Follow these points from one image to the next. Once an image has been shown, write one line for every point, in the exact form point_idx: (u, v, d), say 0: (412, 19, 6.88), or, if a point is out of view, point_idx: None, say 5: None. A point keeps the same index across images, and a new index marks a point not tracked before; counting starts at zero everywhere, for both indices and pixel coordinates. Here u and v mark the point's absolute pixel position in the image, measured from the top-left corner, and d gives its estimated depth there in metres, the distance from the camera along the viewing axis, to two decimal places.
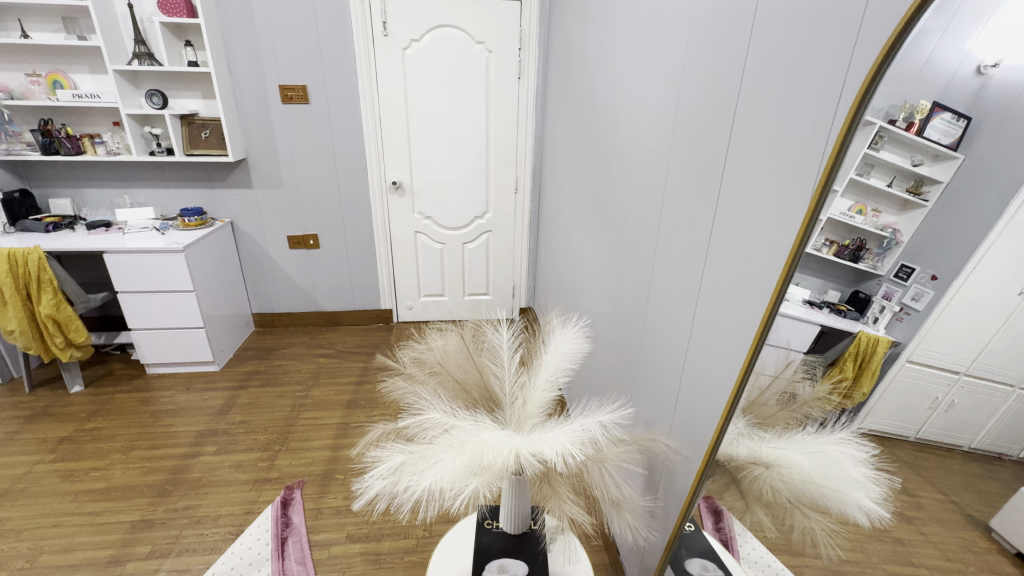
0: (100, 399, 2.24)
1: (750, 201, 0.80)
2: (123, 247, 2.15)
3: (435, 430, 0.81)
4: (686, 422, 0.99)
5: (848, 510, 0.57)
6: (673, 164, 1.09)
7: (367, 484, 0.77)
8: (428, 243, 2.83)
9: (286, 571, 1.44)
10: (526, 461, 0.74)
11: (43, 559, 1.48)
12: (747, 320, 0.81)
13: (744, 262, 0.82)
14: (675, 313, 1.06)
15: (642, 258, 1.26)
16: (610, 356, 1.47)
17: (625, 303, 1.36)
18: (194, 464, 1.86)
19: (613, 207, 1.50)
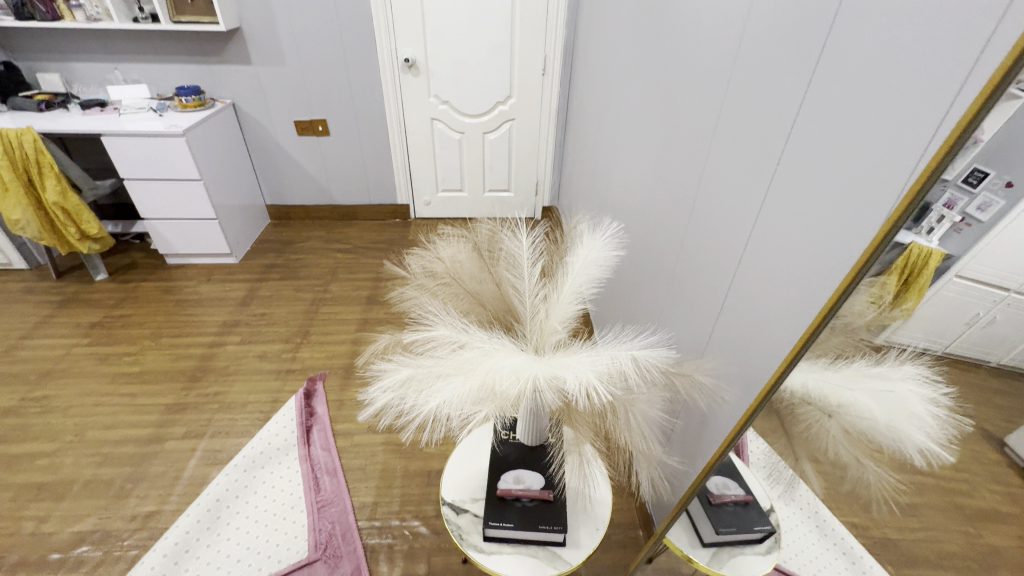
0: (126, 287, 2.27)
1: (879, 60, 0.56)
2: (121, 130, 2.01)
3: (444, 347, 0.73)
4: (733, 353, 0.87)
5: (902, 449, 0.52)
6: (753, 26, 0.83)
7: (371, 397, 0.71)
8: (445, 131, 2.59)
9: (312, 456, 1.52)
10: (546, 389, 0.67)
11: (90, 434, 1.58)
12: (846, 232, 0.61)
13: (841, 164, 0.62)
14: (740, 223, 0.86)
15: (698, 153, 1.04)
16: (647, 270, 1.31)
17: (672, 210, 1.16)
18: (221, 353, 1.91)
19: (662, 88, 1.26)
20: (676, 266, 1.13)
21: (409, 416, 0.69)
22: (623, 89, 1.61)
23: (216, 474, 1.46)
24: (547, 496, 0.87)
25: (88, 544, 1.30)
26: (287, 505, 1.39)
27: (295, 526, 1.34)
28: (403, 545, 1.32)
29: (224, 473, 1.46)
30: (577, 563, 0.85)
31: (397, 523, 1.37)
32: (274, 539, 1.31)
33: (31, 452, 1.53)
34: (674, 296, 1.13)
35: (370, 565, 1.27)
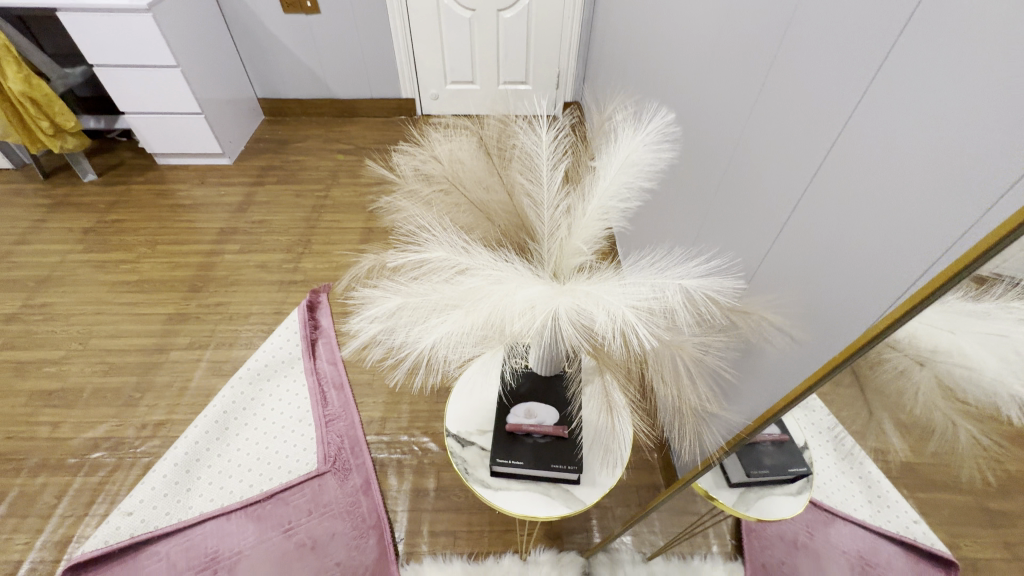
0: (117, 190, 2.13)
1: None
2: (77, 3, 1.73)
3: (441, 271, 0.59)
4: (802, 288, 0.69)
5: (1003, 406, 0.42)
6: None
7: (356, 329, 0.59)
8: (453, 7, 2.22)
9: (318, 370, 1.47)
10: (568, 324, 0.54)
11: (94, 343, 1.55)
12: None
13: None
14: (831, 114, 0.63)
15: (777, 19, 0.77)
16: (694, 182, 1.09)
17: (733, 104, 0.91)
18: (220, 262, 1.81)
19: None
20: (733, 177, 0.91)
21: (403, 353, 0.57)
22: None
23: (221, 386, 1.43)
24: (563, 433, 0.79)
25: (102, 450, 1.31)
26: (295, 418, 1.37)
27: (305, 438, 1.33)
28: (413, 461, 1.31)
29: (229, 385, 1.43)
30: (593, 503, 0.79)
31: (406, 439, 1.34)
32: (283, 450, 1.31)
33: (38, 359, 1.51)
34: (728, 214, 0.93)
35: (380, 478, 1.27)
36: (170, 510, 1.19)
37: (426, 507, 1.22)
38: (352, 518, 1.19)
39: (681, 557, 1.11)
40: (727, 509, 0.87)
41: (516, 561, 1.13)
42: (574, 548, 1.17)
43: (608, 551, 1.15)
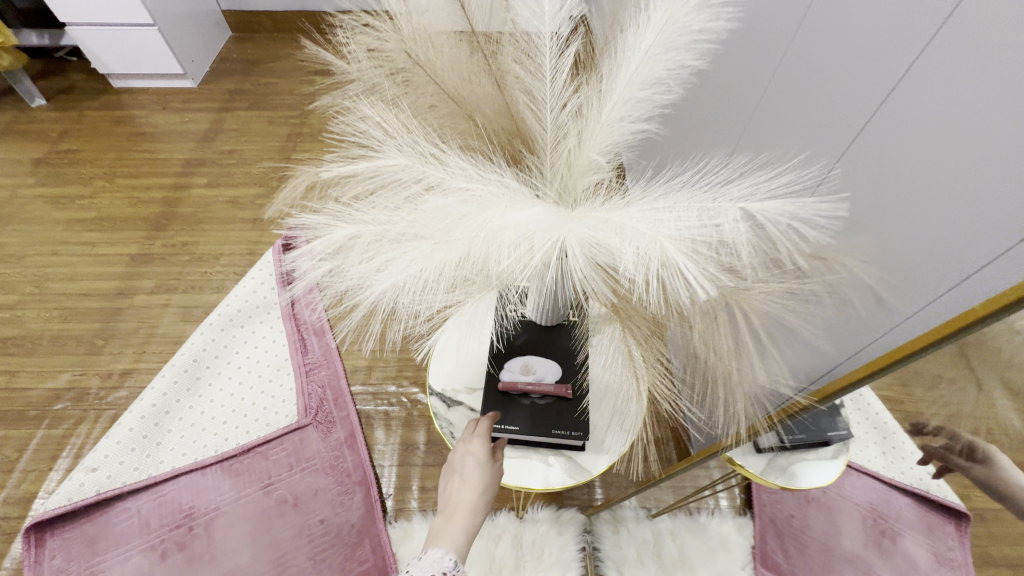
0: (69, 116, 1.91)
1: None
2: None
3: (399, 189, 0.43)
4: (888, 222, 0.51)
5: None
6: None
7: (294, 268, 0.46)
8: None
9: (297, 315, 1.34)
10: (576, 255, 0.39)
11: (51, 287, 1.42)
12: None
13: None
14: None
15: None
16: (730, 96, 0.89)
17: None
18: (186, 197, 1.64)
19: None
20: (786, 81, 0.71)
21: (353, 299, 0.44)
22: None
23: (191, 333, 1.31)
24: (568, 393, 0.67)
25: (65, 402, 1.21)
26: (273, 367, 1.25)
27: (283, 388, 1.22)
28: (401, 413, 1.21)
29: (199, 332, 1.31)
30: (599, 473, 0.68)
31: (393, 390, 1.24)
32: (261, 402, 1.20)
33: None
34: (770, 136, 0.74)
35: (366, 431, 1.18)
36: (139, 465, 1.10)
37: (416, 462, 1.14)
38: (336, 473, 1.11)
39: (689, 514, 1.08)
40: (752, 476, 0.77)
41: (512, 519, 1.06)
42: (574, 505, 1.09)
43: (612, 508, 1.08)
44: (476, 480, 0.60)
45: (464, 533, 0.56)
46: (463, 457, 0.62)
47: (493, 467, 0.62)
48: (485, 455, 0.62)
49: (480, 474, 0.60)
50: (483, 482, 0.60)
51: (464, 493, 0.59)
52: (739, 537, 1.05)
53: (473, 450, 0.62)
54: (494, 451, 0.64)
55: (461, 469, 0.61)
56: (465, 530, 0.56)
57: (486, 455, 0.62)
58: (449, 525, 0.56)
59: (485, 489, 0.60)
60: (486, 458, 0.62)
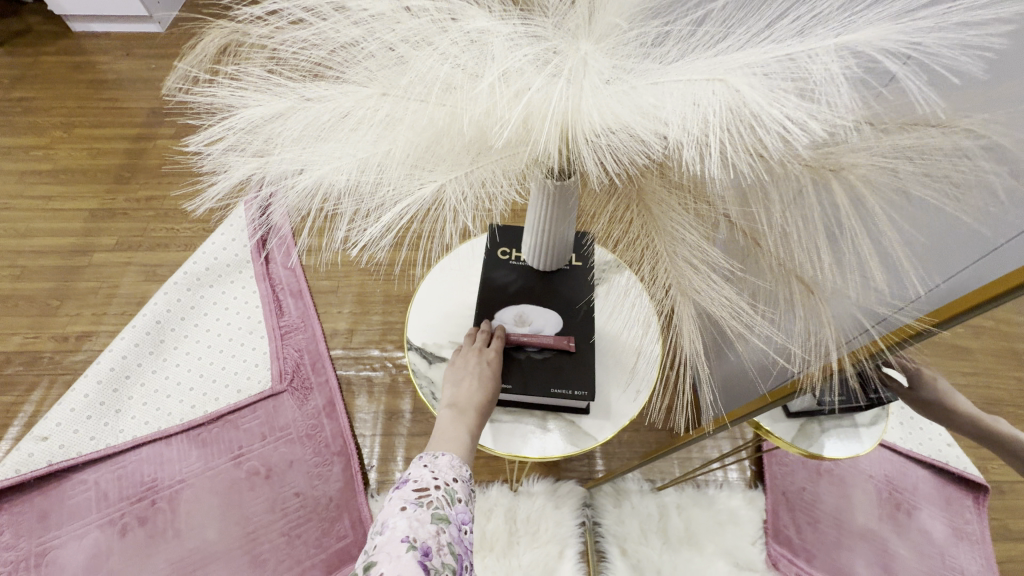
0: (25, 62, 1.75)
1: None
2: None
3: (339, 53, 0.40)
4: None
5: None
6: None
7: (212, 147, 0.40)
8: None
9: (272, 275, 1.23)
10: (599, 119, 0.35)
11: (2, 244, 1.30)
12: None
13: None
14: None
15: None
16: None
17: None
18: (152, 149, 1.50)
19: None
20: None
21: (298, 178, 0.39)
22: None
23: (155, 292, 1.20)
24: (570, 346, 0.57)
25: (17, 365, 1.10)
26: (245, 330, 1.14)
27: (256, 353, 1.11)
28: (385, 379, 1.11)
29: (163, 292, 1.19)
30: (605, 440, 0.58)
31: (377, 354, 1.14)
32: (231, 366, 1.10)
33: None
34: None
35: (346, 399, 1.08)
36: (96, 434, 1.00)
37: (401, 431, 1.05)
38: (314, 443, 1.01)
39: (697, 487, 0.99)
40: (781, 444, 0.68)
41: (506, 492, 0.97)
42: (573, 478, 1.01)
43: (614, 481, 0.99)
44: (483, 387, 0.54)
45: (465, 438, 0.52)
46: (471, 361, 0.56)
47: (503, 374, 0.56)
48: (496, 360, 0.56)
49: (488, 382, 0.55)
50: (490, 389, 0.55)
51: (468, 399, 0.54)
52: (752, 511, 0.96)
53: (481, 356, 0.56)
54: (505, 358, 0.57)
55: (468, 374, 0.55)
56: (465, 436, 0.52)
57: (496, 359, 0.56)
58: (450, 429, 0.53)
59: (491, 396, 0.55)
60: (496, 363, 0.56)
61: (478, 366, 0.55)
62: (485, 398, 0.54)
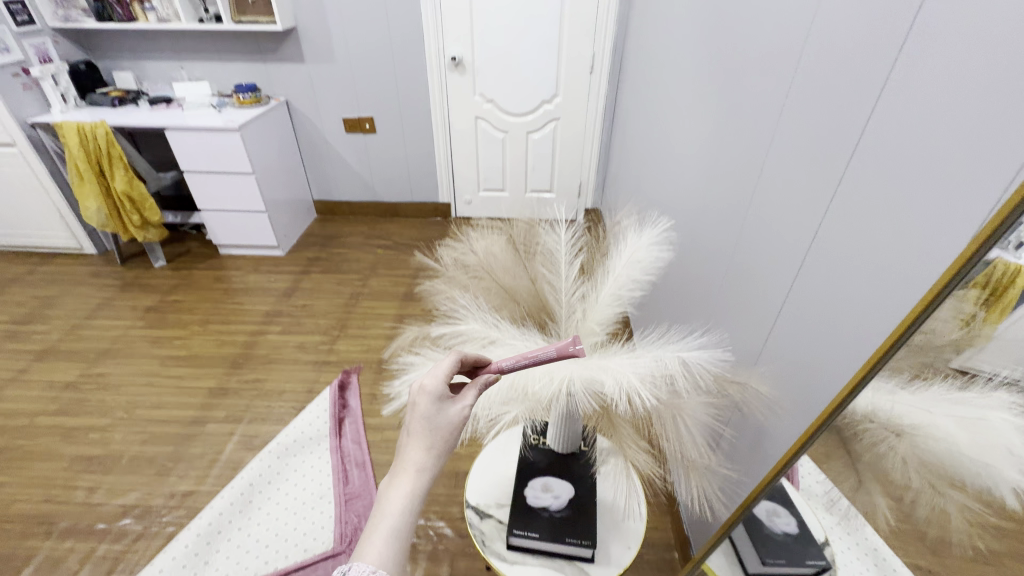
0: (181, 274, 2.39)
1: (983, 31, 0.47)
2: (184, 125, 2.12)
3: (474, 343, 0.69)
4: (795, 340, 0.77)
5: (998, 487, 0.43)
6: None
7: (396, 390, 0.68)
8: (489, 130, 2.57)
9: (343, 448, 1.52)
10: (582, 391, 0.61)
11: (138, 412, 1.66)
12: (978, 203, 0.47)
13: (926, 181, 0.53)
14: (818, 204, 0.73)
15: (765, 123, 0.91)
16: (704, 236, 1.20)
17: (732, 199, 1.04)
18: (263, 341, 1.96)
19: (720, 67, 1.15)
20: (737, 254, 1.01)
21: None
22: (671, 80, 1.53)
23: (250, 459, 1.49)
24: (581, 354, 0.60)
25: (130, 517, 1.35)
26: (315, 495, 1.39)
27: (322, 516, 1.34)
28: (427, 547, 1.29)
29: (258, 459, 1.48)
30: None
31: (422, 523, 1.34)
32: (302, 527, 1.31)
33: (85, 425, 1.61)
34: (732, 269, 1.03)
35: None
36: None
37: None
38: None
39: None
40: None
41: None
42: None
43: None
44: (418, 431, 0.57)
45: (406, 488, 0.54)
46: (410, 407, 0.59)
47: (442, 413, 0.59)
48: (431, 400, 0.59)
49: (422, 423, 0.57)
50: (426, 430, 0.57)
51: (406, 449, 0.57)
52: None
53: (414, 399, 0.59)
54: (448, 396, 0.60)
55: (407, 423, 0.58)
56: (403, 488, 0.54)
57: (429, 398, 0.59)
58: (391, 485, 0.54)
59: (431, 436, 0.57)
60: (430, 401, 0.59)
61: (414, 409, 0.58)
62: (421, 439, 0.57)
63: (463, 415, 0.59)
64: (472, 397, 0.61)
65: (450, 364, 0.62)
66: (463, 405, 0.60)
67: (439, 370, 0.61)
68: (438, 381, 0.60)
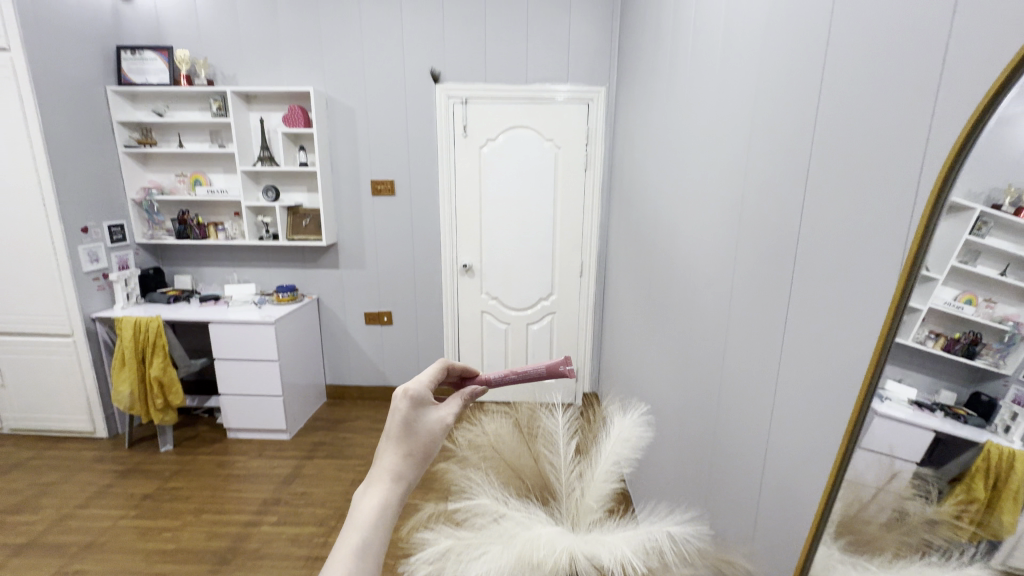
0: (184, 459, 2.40)
1: (835, 277, 0.72)
2: (227, 319, 2.42)
3: (485, 517, 0.73)
4: (774, 516, 0.85)
5: None
6: (744, 239, 1.03)
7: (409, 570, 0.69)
8: (494, 322, 2.89)
9: None
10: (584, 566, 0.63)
11: None
12: (847, 393, 0.68)
13: (830, 374, 0.72)
14: (766, 392, 0.91)
15: (716, 326, 1.15)
16: (683, 420, 1.34)
17: (702, 387, 1.22)
18: (255, 534, 1.89)
19: (679, 280, 1.44)
20: (713, 436, 1.14)
21: None
22: (646, 285, 1.85)
23: None
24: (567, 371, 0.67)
25: None
26: None
27: None
28: None
29: None
30: None
31: None
32: None
33: None
34: (711, 450, 1.14)
35: None
36: None
37: None
38: None
39: None
40: None
41: None
42: None
43: None
44: (398, 438, 0.58)
45: (383, 494, 0.55)
46: (392, 411, 0.60)
47: (423, 421, 0.60)
48: (414, 405, 0.60)
49: (402, 430, 0.58)
50: (406, 436, 0.58)
51: (384, 456, 0.57)
52: None
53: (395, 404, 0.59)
54: (431, 402, 0.62)
55: (388, 428, 0.59)
56: (380, 493, 0.54)
57: (412, 404, 0.60)
58: (369, 490, 0.55)
59: (410, 443, 0.58)
60: (412, 407, 0.60)
61: (396, 415, 0.59)
62: (400, 445, 0.57)
63: (444, 423, 0.60)
64: (455, 408, 0.63)
65: (433, 374, 0.67)
66: (444, 414, 0.61)
67: (425, 377, 0.64)
68: (422, 388, 0.62)
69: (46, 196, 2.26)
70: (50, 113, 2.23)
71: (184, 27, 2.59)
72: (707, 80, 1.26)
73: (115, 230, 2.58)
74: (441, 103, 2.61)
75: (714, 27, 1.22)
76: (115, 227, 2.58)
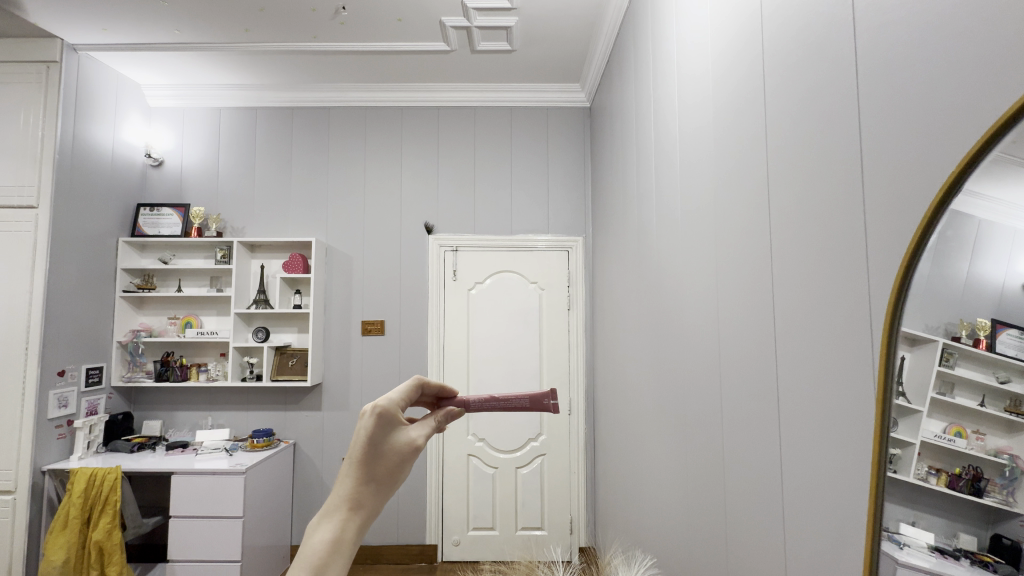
0: None
1: (818, 405, 0.75)
2: (193, 468, 2.25)
3: None
4: None
5: None
6: (726, 372, 1.07)
7: None
8: (480, 467, 2.74)
9: None
10: None
11: None
12: (853, 529, 0.67)
13: (835, 510, 0.71)
14: (774, 533, 0.86)
15: (712, 465, 1.12)
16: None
17: (708, 537, 1.13)
18: None
19: (670, 417, 1.43)
20: None
21: None
22: (637, 423, 1.82)
23: None
24: (552, 403, 0.69)
25: None
26: None
27: None
28: None
29: None
30: None
31: None
32: None
33: None
34: None
35: None
36: None
37: None
38: None
39: None
40: None
41: None
42: None
43: None
44: (359, 460, 0.55)
45: (337, 523, 0.52)
46: (357, 429, 0.56)
47: (389, 441, 0.56)
48: (381, 423, 0.56)
49: (365, 451, 0.55)
50: (369, 461, 0.55)
51: (344, 479, 0.54)
52: None
53: (361, 421, 0.55)
54: (401, 421, 0.58)
55: (351, 447, 0.55)
56: (335, 522, 0.52)
57: (379, 422, 0.56)
58: (324, 518, 0.53)
59: (372, 467, 0.55)
60: (379, 427, 0.56)
61: (360, 434, 0.55)
62: (361, 470, 0.54)
63: (412, 445, 0.56)
64: (425, 430, 0.59)
65: (406, 390, 0.61)
66: (414, 435, 0.57)
67: (396, 394, 0.60)
68: (392, 405, 0.58)
69: (31, 340, 2.24)
70: (59, 261, 2.34)
71: (203, 188, 2.89)
72: (672, 234, 1.42)
73: (92, 373, 2.51)
74: (433, 251, 2.84)
75: (674, 196, 1.41)
76: (93, 370, 2.52)
